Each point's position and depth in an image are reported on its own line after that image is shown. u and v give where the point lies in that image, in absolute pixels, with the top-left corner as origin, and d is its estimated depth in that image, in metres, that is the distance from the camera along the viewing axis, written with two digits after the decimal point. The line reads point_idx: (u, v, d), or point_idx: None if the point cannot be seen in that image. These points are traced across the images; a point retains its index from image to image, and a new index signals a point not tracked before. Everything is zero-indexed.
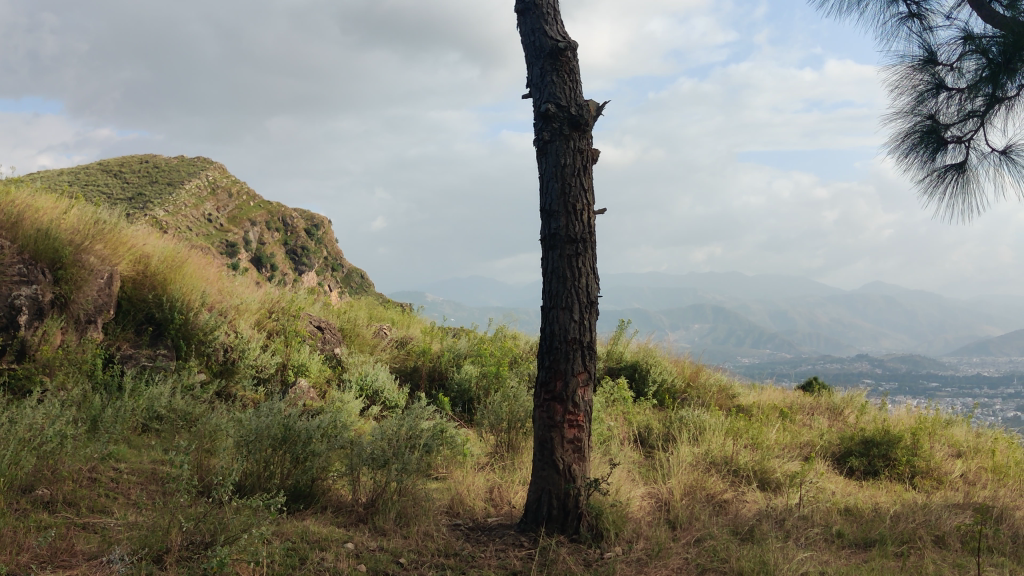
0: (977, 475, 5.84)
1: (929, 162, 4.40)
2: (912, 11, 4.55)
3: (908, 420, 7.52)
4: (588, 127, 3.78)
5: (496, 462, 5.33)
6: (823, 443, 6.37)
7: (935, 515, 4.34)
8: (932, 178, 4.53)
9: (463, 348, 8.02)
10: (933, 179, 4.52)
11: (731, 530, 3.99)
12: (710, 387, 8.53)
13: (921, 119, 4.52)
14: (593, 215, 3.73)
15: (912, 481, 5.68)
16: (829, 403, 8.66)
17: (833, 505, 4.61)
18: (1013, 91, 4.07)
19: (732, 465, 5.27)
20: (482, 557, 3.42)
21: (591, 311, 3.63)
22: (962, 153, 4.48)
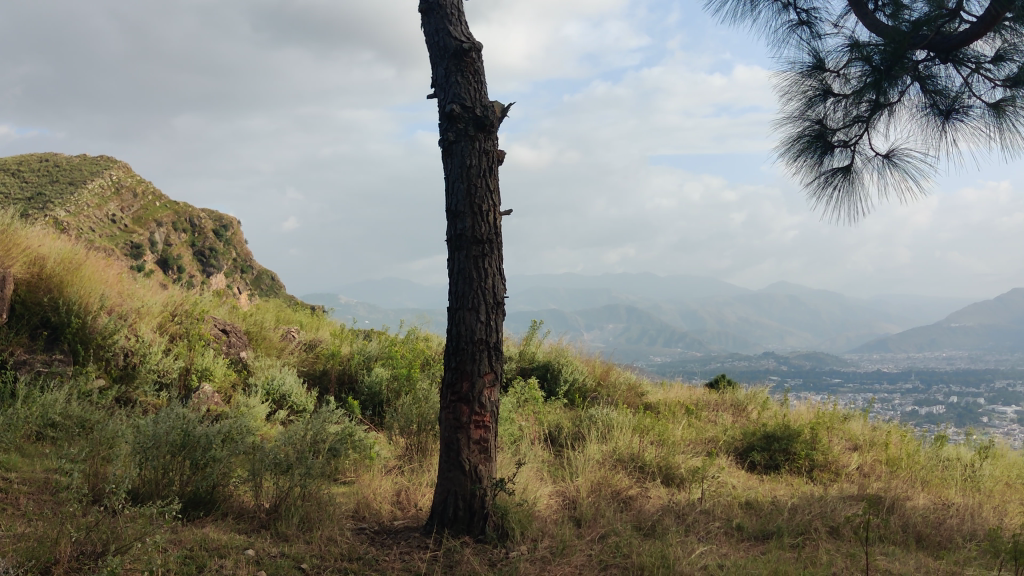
0: (872, 467, 6.06)
1: (816, 167, 4.49)
2: (802, 18, 4.67)
3: (808, 415, 7.76)
4: (493, 128, 3.79)
5: (404, 465, 5.29)
6: (726, 438, 6.52)
7: (831, 506, 4.49)
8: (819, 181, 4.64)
9: (374, 351, 7.95)
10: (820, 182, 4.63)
11: (635, 526, 4.06)
12: (619, 386, 8.63)
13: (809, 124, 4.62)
14: (498, 216, 3.75)
15: (810, 474, 5.86)
16: (733, 399, 8.86)
17: (734, 499, 4.72)
18: (895, 98, 4.20)
19: (638, 462, 5.35)
20: (386, 560, 3.40)
21: (497, 312, 3.65)
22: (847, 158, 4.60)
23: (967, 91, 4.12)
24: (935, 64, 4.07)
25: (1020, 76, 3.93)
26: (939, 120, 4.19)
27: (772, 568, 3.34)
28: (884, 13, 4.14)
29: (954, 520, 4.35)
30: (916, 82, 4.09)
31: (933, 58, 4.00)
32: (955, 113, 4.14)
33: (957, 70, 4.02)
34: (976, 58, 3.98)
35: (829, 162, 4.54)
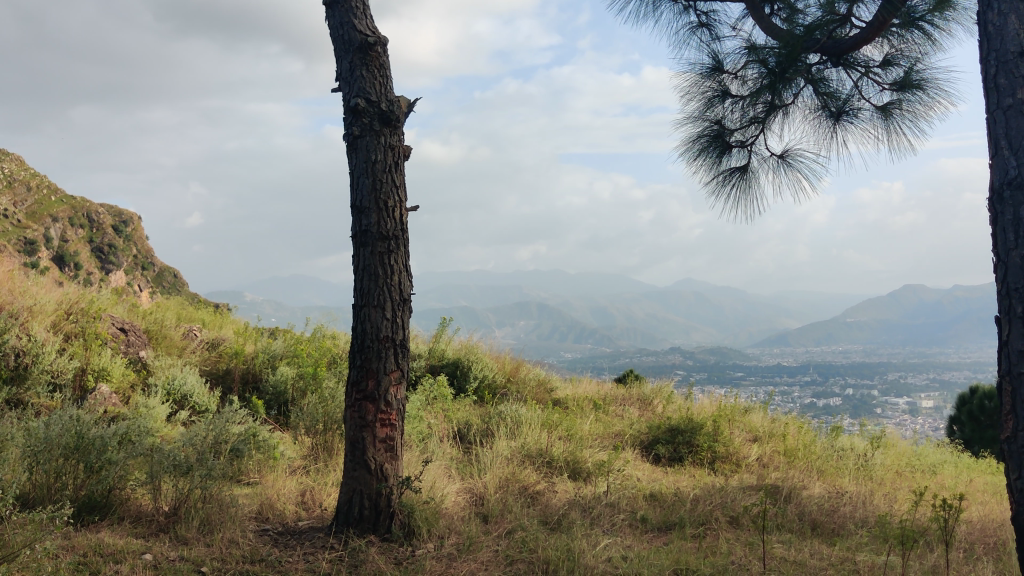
0: (771, 457, 6.24)
1: (714, 166, 4.58)
2: (702, 21, 4.77)
3: (710, 408, 7.95)
4: (398, 123, 3.77)
5: (310, 465, 5.22)
6: (632, 431, 6.61)
7: (731, 496, 4.60)
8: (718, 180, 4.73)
9: (279, 349, 7.81)
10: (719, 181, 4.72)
11: (541, 521, 4.09)
12: (528, 382, 8.69)
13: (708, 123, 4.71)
14: (404, 212, 3.72)
15: (711, 466, 6.00)
16: (639, 393, 9.01)
17: (639, 491, 4.80)
18: (789, 99, 4.32)
19: (546, 457, 5.39)
20: (290, 561, 3.34)
21: (403, 309, 3.63)
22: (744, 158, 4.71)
23: (856, 94, 4.28)
24: (827, 68, 4.21)
25: (905, 80, 4.10)
26: (831, 122, 4.34)
27: (673, 558, 3.41)
28: (779, 17, 4.25)
29: (847, 508, 4.51)
30: (809, 84, 4.23)
31: (825, 61, 4.13)
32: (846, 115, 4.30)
33: (848, 73, 4.17)
34: (865, 63, 4.14)
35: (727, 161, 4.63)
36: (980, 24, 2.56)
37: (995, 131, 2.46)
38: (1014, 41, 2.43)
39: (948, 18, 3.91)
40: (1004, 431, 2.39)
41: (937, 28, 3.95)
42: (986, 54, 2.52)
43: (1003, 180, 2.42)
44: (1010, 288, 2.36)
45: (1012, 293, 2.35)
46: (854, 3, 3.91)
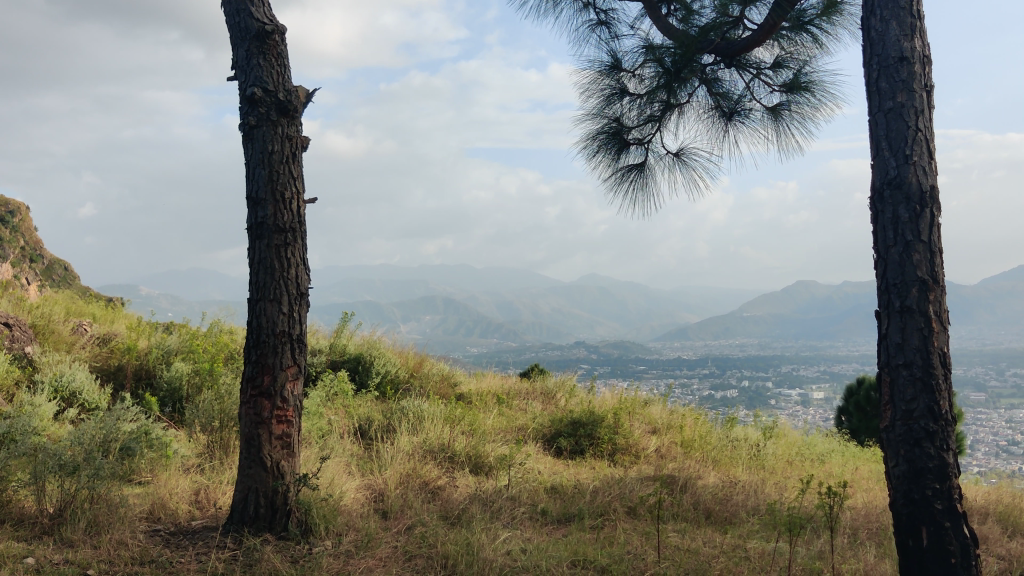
0: (669, 449, 6.37)
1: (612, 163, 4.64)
2: (601, 19, 4.82)
3: (611, 401, 8.06)
4: (296, 113, 3.70)
5: (205, 463, 5.08)
6: (534, 425, 6.63)
7: (629, 487, 4.69)
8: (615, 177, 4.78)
9: (173, 344, 7.58)
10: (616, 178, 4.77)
11: (441, 516, 4.07)
12: (432, 377, 8.66)
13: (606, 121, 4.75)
14: (302, 204, 3.66)
15: (612, 458, 6.09)
16: (542, 387, 9.07)
17: (540, 484, 4.84)
18: (684, 98, 4.40)
19: (448, 452, 5.36)
20: (181, 562, 3.26)
21: (300, 303, 3.58)
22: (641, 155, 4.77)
23: (748, 95, 4.41)
24: (720, 69, 4.32)
25: (795, 82, 4.23)
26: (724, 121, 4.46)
27: (572, 549, 3.45)
28: (676, 17, 4.33)
29: (739, 497, 4.63)
30: (703, 84, 4.32)
31: (718, 62, 4.22)
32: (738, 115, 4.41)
33: (741, 74, 4.29)
34: (757, 64, 4.27)
35: (625, 159, 4.69)
36: (865, 29, 2.65)
37: (877, 132, 2.56)
38: (895, 46, 2.53)
39: (835, 23, 4.06)
40: (884, 420, 2.49)
41: (825, 32, 4.10)
42: (869, 59, 2.61)
43: (885, 180, 2.51)
44: (890, 284, 2.46)
45: (891, 289, 2.45)
46: (746, 5, 4.01)
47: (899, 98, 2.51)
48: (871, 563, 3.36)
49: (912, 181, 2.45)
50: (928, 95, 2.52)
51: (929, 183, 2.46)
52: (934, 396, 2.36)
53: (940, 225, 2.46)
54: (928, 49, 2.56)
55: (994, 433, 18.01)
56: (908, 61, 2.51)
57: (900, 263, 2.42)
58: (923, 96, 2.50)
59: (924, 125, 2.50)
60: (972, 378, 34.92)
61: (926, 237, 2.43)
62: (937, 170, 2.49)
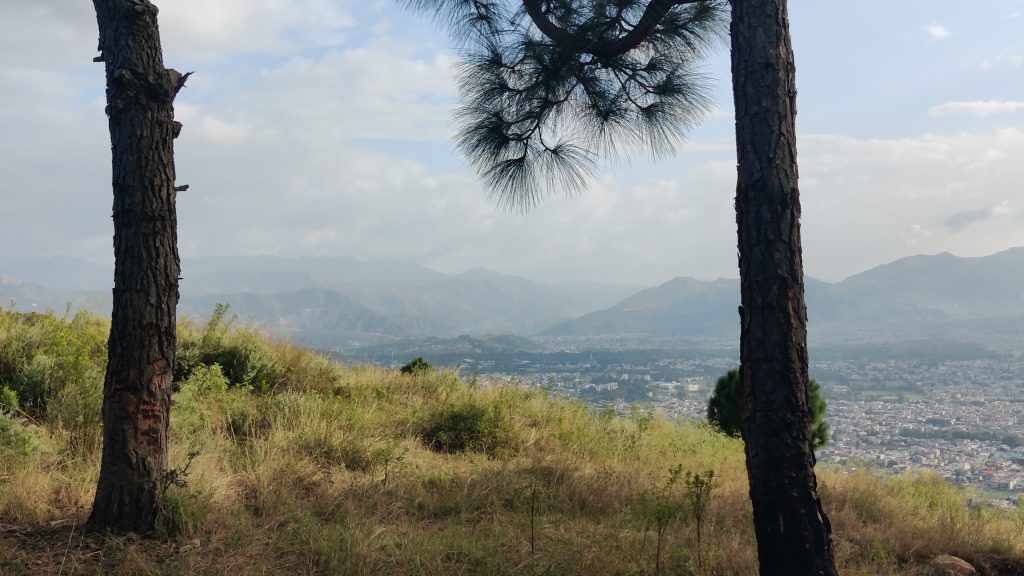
0: (547, 441, 6.45)
1: (491, 158, 4.62)
2: (482, 13, 4.83)
3: (492, 394, 8.09)
4: (166, 98, 3.58)
5: (66, 460, 4.86)
6: (414, 419, 6.58)
7: (505, 480, 4.72)
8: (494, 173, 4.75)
9: (34, 337, 7.22)
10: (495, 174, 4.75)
11: (315, 512, 4.02)
12: (310, 371, 8.53)
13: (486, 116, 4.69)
14: (171, 191, 3.55)
15: (491, 451, 6.12)
16: (424, 381, 9.04)
17: (418, 478, 4.82)
18: (562, 96, 4.44)
19: (325, 448, 5.27)
20: (37, 563, 3.10)
21: (168, 295, 3.47)
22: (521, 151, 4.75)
23: (624, 95, 4.50)
24: (597, 69, 4.38)
25: (668, 84, 4.34)
26: (600, 120, 4.54)
27: (447, 543, 3.46)
28: (555, 15, 4.38)
29: (613, 487, 4.73)
30: (581, 83, 4.38)
31: (596, 62, 4.28)
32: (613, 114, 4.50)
33: (617, 75, 4.37)
34: (632, 65, 4.36)
35: (504, 154, 4.67)
36: (732, 35, 2.75)
37: (743, 135, 2.65)
38: (761, 53, 2.63)
39: (707, 29, 4.20)
40: (744, 411, 2.59)
41: (697, 37, 4.23)
42: (736, 64, 2.70)
43: (749, 181, 2.61)
44: (752, 281, 2.56)
45: (753, 286, 2.55)
46: (622, 7, 4.09)
47: (764, 103, 2.60)
48: (735, 549, 3.48)
49: (775, 183, 2.56)
50: (791, 101, 2.63)
51: (790, 185, 2.57)
52: (791, 388, 2.47)
53: (799, 227, 2.57)
54: (791, 57, 2.68)
55: (854, 424, 18.96)
56: (773, 68, 2.61)
57: (763, 260, 2.53)
58: (786, 101, 2.61)
59: (786, 130, 2.61)
60: (837, 372, 36.64)
61: (787, 237, 2.54)
62: (797, 173, 2.61)
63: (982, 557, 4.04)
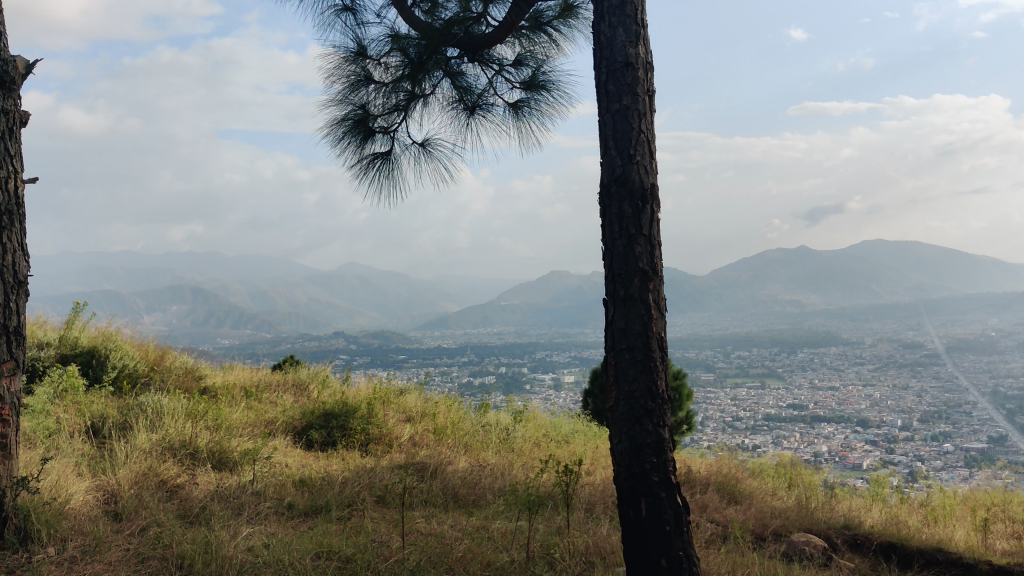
0: (421, 437, 6.43)
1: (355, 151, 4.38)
2: (347, 5, 4.77)
3: (366, 391, 8.01)
4: (14, 86, 3.39)
5: None
6: (283, 418, 6.43)
7: (377, 476, 4.69)
8: (358, 168, 4.49)
9: None
10: (359, 169, 4.49)
11: (179, 515, 3.90)
12: (175, 371, 8.26)
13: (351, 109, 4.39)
14: (20, 184, 3.37)
15: (364, 448, 6.06)
16: (295, 379, 8.86)
17: (288, 478, 4.74)
18: (429, 90, 4.32)
19: (190, 449, 5.11)
20: None
21: (18, 293, 3.30)
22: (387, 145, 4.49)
23: (490, 90, 4.49)
24: (464, 63, 4.34)
25: (533, 80, 4.39)
26: (466, 115, 4.48)
27: (317, 542, 3.41)
28: (421, 9, 4.33)
29: (487, 479, 4.77)
30: (447, 77, 4.31)
31: (462, 57, 4.26)
32: (479, 109, 4.48)
33: (484, 70, 4.37)
34: (498, 61, 4.38)
35: (370, 148, 4.42)
36: (593, 34, 2.81)
37: (605, 133, 2.71)
38: (620, 52, 2.70)
39: (570, 27, 4.31)
40: (608, 400, 2.65)
41: (561, 34, 4.31)
42: (598, 62, 2.76)
43: (611, 177, 2.67)
44: (615, 274, 2.62)
45: (616, 279, 2.62)
46: (487, 3, 4.11)
47: (625, 101, 2.68)
48: (603, 536, 3.57)
49: (636, 179, 2.63)
50: (650, 100, 2.71)
51: (650, 181, 2.65)
52: (652, 376, 2.55)
53: (658, 221, 2.66)
54: (649, 56, 2.76)
55: (720, 410, 19.68)
56: (632, 67, 2.69)
57: (624, 255, 2.60)
58: (645, 99, 2.69)
59: (646, 127, 2.69)
60: (705, 361, 37.91)
61: (647, 231, 2.62)
62: (657, 169, 2.70)
63: (834, 534, 4.26)
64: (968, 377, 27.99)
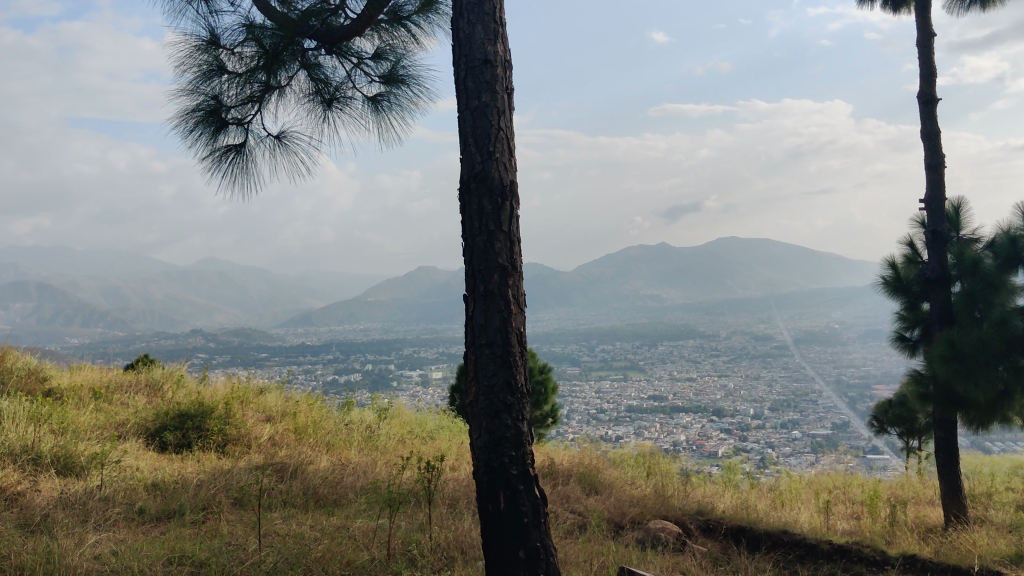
0: (282, 436, 6.29)
1: (208, 143, 4.16)
2: None
3: (224, 390, 7.76)
4: None
5: None
6: (134, 419, 6.16)
7: (234, 478, 4.57)
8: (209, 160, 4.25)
9: None
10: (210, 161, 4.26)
11: (19, 524, 3.69)
12: (17, 372, 7.79)
13: (203, 99, 4.15)
14: None
15: (221, 450, 5.88)
16: (148, 378, 8.50)
17: (139, 482, 4.55)
18: (285, 81, 4.19)
19: (32, 454, 4.82)
20: None
21: None
22: (240, 137, 4.29)
23: (347, 83, 4.41)
24: (321, 55, 4.25)
25: (391, 74, 4.35)
26: (324, 107, 4.39)
27: (169, 547, 3.29)
28: None
29: (348, 478, 4.71)
30: (304, 69, 4.20)
31: (319, 48, 4.17)
32: (336, 102, 4.40)
33: (342, 62, 4.30)
34: (357, 54, 4.32)
35: (222, 140, 4.20)
36: (452, 31, 2.81)
37: (463, 129, 2.71)
38: (479, 50, 2.72)
39: (430, 22, 4.29)
40: (468, 395, 2.66)
41: (420, 29, 4.29)
42: (456, 59, 2.76)
43: (470, 173, 2.67)
44: (474, 270, 2.63)
45: (475, 274, 2.62)
46: None
47: (484, 98, 2.69)
48: (465, 530, 3.59)
49: (495, 176, 2.65)
50: (508, 98, 2.74)
51: (509, 178, 2.68)
52: (511, 371, 2.58)
53: (516, 218, 2.69)
54: (507, 54, 2.79)
55: (585, 402, 20.09)
56: (491, 64, 2.71)
57: (484, 250, 2.61)
58: (503, 97, 2.72)
59: (504, 125, 2.71)
60: (569, 355, 38.59)
61: (506, 227, 2.65)
62: (515, 166, 2.73)
63: (688, 519, 4.43)
64: (815, 367, 29.56)
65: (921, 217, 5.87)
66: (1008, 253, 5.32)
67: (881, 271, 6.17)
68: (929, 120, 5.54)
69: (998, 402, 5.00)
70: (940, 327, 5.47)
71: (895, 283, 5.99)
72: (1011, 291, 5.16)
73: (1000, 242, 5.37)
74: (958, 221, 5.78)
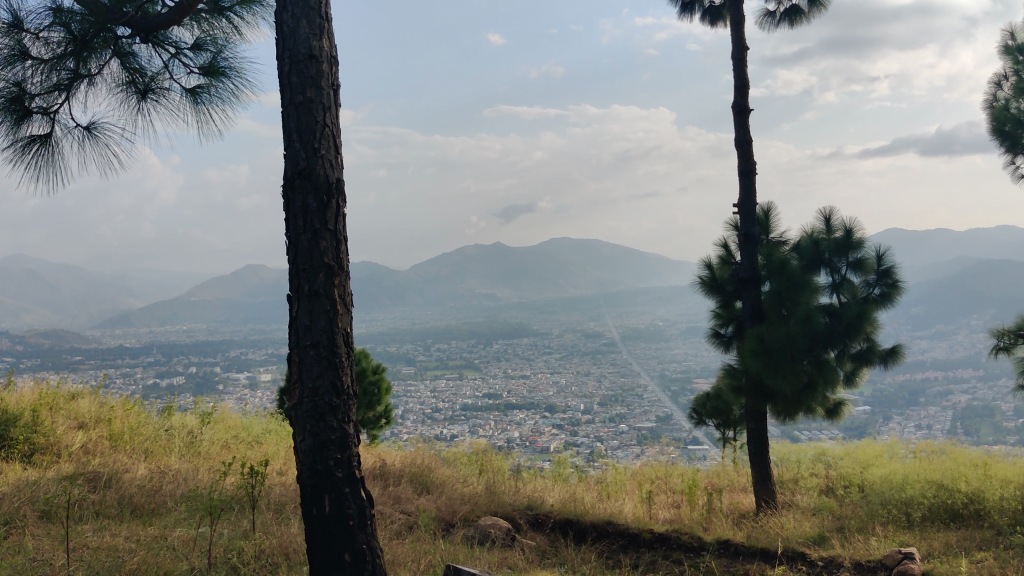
0: (96, 444, 5.95)
1: (9, 132, 3.87)
2: None
3: (32, 396, 7.25)
4: None
5: None
6: None
7: (41, 490, 4.29)
8: (11, 150, 3.96)
9: None
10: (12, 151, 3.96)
11: None
12: None
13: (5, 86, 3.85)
14: None
15: (27, 459, 5.50)
16: None
17: None
18: (95, 70, 3.97)
19: None
20: None
21: None
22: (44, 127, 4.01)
23: (163, 74, 4.23)
24: (135, 43, 4.06)
25: (211, 67, 4.20)
26: (139, 98, 4.18)
27: None
28: None
29: (168, 486, 4.52)
30: (116, 57, 4.00)
31: (133, 37, 3.98)
32: (151, 92, 4.20)
33: (158, 52, 4.11)
34: (175, 43, 4.15)
35: (27, 128, 3.92)
36: (275, 24, 2.74)
37: (287, 124, 2.65)
38: (304, 44, 2.67)
39: (252, 13, 4.17)
40: (291, 398, 2.59)
41: (241, 21, 4.16)
42: (280, 53, 2.70)
43: (294, 170, 2.61)
44: (298, 269, 2.57)
45: (300, 274, 2.57)
46: None
47: (309, 93, 2.65)
48: (290, 536, 3.52)
49: (320, 173, 2.61)
50: (334, 94, 2.72)
51: (334, 175, 2.65)
52: (337, 372, 2.56)
53: (342, 217, 2.67)
54: (333, 50, 2.76)
55: (420, 402, 19.99)
56: (316, 60, 2.68)
57: (309, 248, 2.56)
58: (328, 93, 2.69)
59: (330, 121, 2.68)
60: (404, 355, 38.34)
61: (332, 226, 2.62)
62: (340, 163, 2.70)
63: (518, 514, 4.50)
64: (641, 363, 30.65)
65: (734, 220, 6.21)
66: (811, 254, 5.69)
67: (697, 271, 6.48)
68: (742, 129, 5.87)
69: (803, 394, 5.38)
70: (752, 323, 5.81)
71: (710, 282, 6.31)
72: (814, 291, 5.53)
73: (804, 244, 5.77)
74: (767, 224, 6.14)
